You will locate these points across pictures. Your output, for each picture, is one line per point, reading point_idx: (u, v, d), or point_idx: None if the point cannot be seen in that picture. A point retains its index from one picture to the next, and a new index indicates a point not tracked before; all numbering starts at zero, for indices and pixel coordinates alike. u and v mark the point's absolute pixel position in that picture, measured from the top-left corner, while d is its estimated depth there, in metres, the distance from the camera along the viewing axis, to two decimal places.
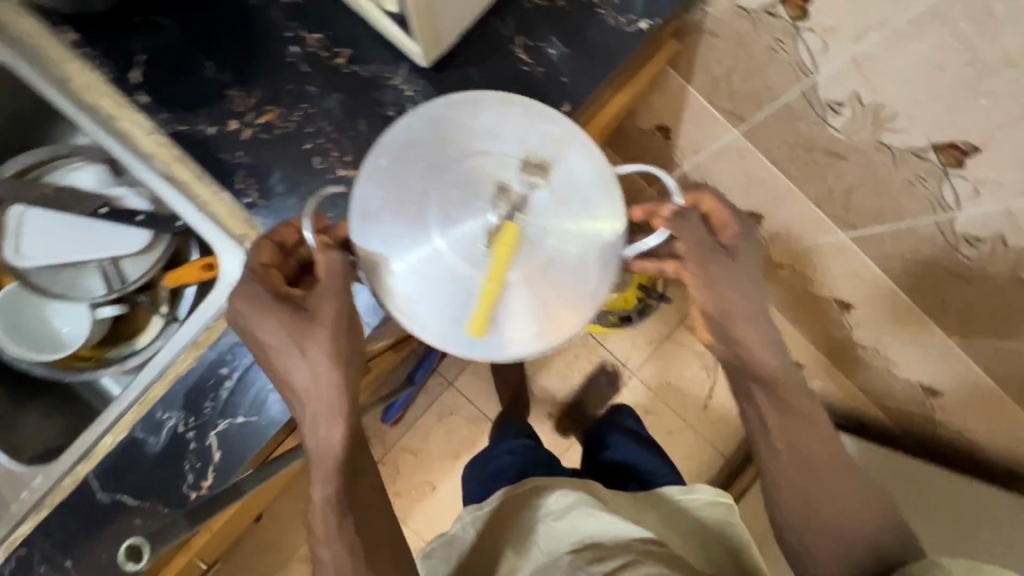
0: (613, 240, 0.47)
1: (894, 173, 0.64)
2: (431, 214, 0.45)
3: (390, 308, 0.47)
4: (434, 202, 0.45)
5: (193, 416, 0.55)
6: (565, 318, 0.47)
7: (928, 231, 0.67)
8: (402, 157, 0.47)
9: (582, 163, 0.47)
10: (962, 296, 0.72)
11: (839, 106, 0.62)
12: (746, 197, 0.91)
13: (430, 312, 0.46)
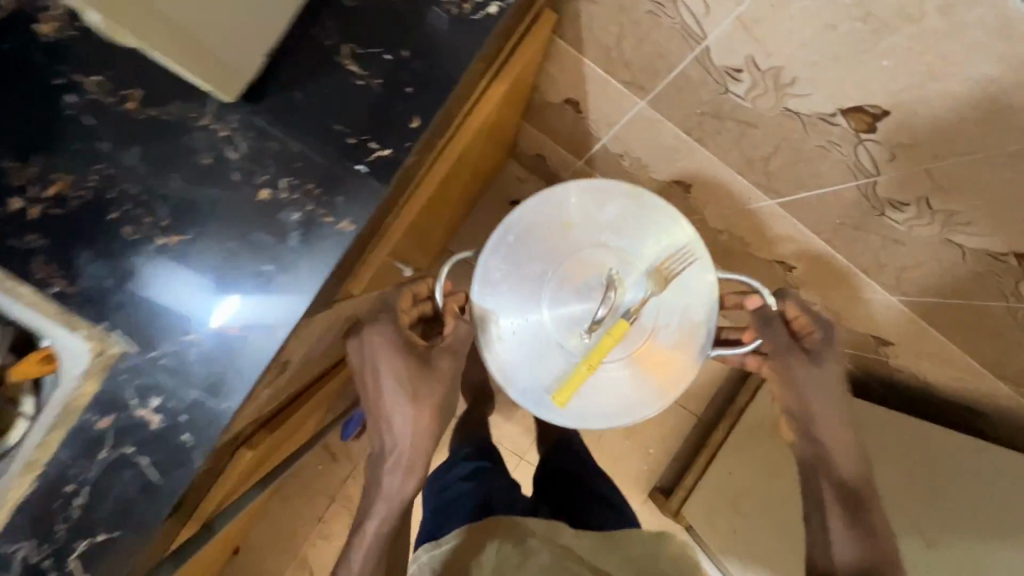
0: (698, 333, 0.73)
1: (807, 139, 0.57)
2: (545, 288, 0.73)
3: (486, 351, 0.72)
4: (551, 284, 0.73)
5: (45, 543, 0.48)
6: (649, 375, 0.73)
7: (852, 197, 0.61)
8: (525, 242, 0.73)
9: (693, 277, 0.73)
10: (895, 257, 0.66)
11: (736, 72, 0.54)
12: (670, 165, 0.85)
13: (529, 360, 0.72)
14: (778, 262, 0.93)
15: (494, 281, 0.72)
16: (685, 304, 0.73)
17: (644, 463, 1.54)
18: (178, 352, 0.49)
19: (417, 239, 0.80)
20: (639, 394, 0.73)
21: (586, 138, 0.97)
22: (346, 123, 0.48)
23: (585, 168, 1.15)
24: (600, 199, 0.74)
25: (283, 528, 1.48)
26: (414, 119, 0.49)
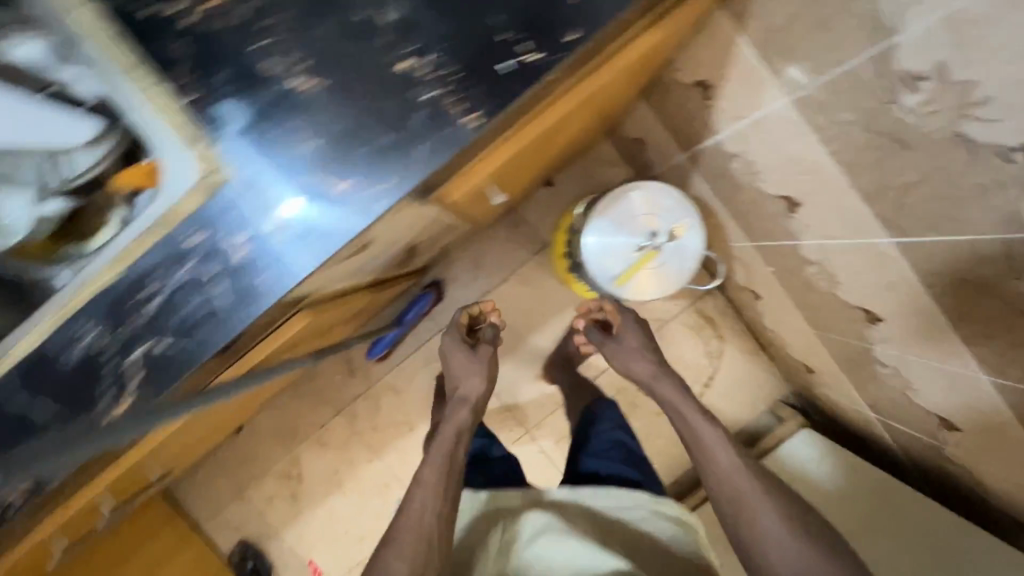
0: (690, 271, 0.97)
1: (969, 173, 0.52)
2: (618, 221, 0.96)
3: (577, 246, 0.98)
4: (621, 220, 0.96)
5: (116, 331, 0.51)
6: (657, 286, 0.97)
7: (992, 250, 0.55)
8: (617, 193, 0.97)
9: (699, 240, 0.96)
10: (1010, 333, 0.61)
11: (917, 79, 0.50)
12: (787, 179, 0.81)
13: (594, 257, 0.96)
14: (866, 310, 0.87)
15: (593, 212, 0.96)
16: (696, 263, 0.96)
17: None
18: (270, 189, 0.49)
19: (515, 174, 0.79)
20: (647, 296, 0.98)
21: (701, 129, 0.94)
22: (430, 70, 0.48)
23: (685, 163, 1.11)
24: (670, 187, 0.96)
25: (287, 426, 1.54)
26: (469, 114, 0.48)
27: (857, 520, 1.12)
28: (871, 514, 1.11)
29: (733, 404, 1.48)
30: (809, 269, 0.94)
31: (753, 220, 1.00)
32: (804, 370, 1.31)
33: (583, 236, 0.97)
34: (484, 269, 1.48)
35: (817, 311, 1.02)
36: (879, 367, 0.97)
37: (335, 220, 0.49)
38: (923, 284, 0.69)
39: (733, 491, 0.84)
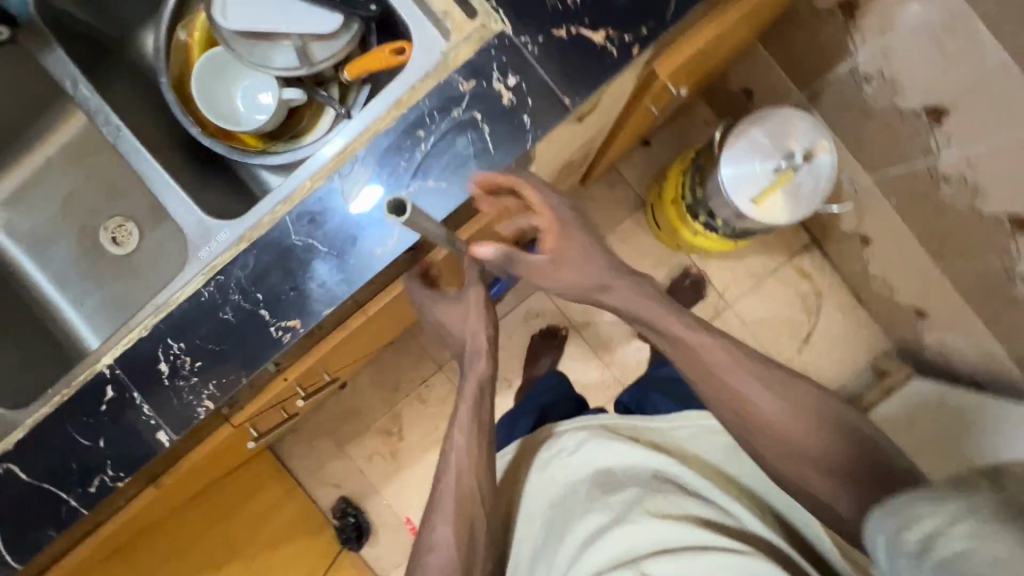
0: (823, 191, 1.02)
1: None
2: (755, 147, 1.03)
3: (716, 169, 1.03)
4: (758, 146, 1.03)
5: (388, 173, 0.57)
6: (793, 205, 1.02)
7: None
8: (753, 122, 1.04)
9: (830, 162, 1.02)
10: None
11: None
12: (934, 87, 0.89)
13: (733, 178, 1.02)
14: (1007, 218, 0.91)
15: (732, 139, 1.03)
16: (828, 184, 1.02)
17: None
18: (539, 40, 0.56)
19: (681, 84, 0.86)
20: (784, 215, 1.02)
21: (831, 59, 1.03)
22: None
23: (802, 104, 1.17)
24: (801, 115, 1.03)
25: (388, 381, 1.58)
26: None
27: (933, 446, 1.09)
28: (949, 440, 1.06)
29: (833, 361, 1.49)
30: (941, 189, 0.99)
31: (879, 148, 1.05)
32: None
33: (718, 166, 1.03)
34: None
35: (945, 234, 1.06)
36: (1018, 288, 0.98)
37: (597, 65, 0.55)
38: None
39: (783, 442, 0.69)
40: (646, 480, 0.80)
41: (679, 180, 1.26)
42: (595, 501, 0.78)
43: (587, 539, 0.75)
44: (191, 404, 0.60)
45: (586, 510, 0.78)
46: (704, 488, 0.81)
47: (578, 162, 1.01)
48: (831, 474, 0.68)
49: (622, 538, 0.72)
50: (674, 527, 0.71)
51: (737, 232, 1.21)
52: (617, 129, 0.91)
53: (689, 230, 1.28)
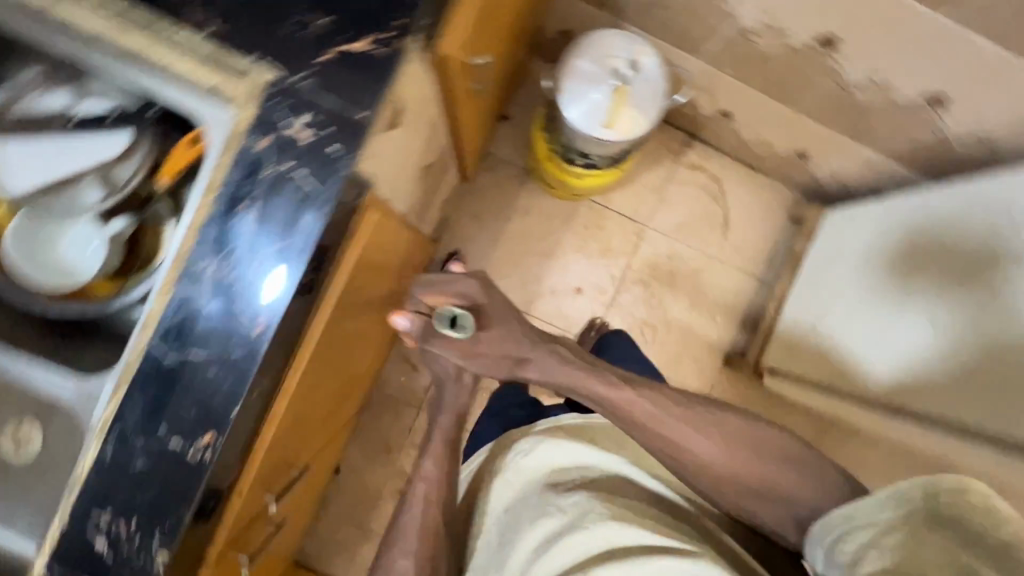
0: (662, 90, 1.07)
1: None
2: (585, 78, 1.07)
3: (562, 113, 1.07)
4: (588, 76, 1.07)
5: (229, 255, 0.57)
6: (641, 115, 1.07)
7: None
8: (574, 57, 1.08)
9: (654, 63, 1.07)
10: None
11: None
12: None
13: (580, 113, 1.06)
14: (813, 41, 0.99)
15: (563, 81, 1.07)
16: (662, 81, 1.07)
17: (713, 327, 1.59)
18: (311, 71, 0.56)
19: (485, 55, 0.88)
20: (637, 126, 1.07)
21: None
22: None
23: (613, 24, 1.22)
24: (611, 32, 1.08)
25: (377, 442, 1.55)
26: None
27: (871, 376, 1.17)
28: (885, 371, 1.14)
29: (753, 229, 1.59)
30: (754, 43, 1.07)
31: (692, 34, 1.12)
32: (796, 159, 1.41)
33: (562, 107, 1.07)
34: (485, 219, 1.57)
35: (781, 80, 1.14)
36: (860, 96, 1.07)
37: (375, 73, 0.57)
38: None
39: (736, 486, 0.76)
40: (598, 479, 0.81)
41: (544, 139, 1.31)
42: (547, 504, 0.77)
43: (539, 546, 0.73)
44: (145, 565, 0.57)
45: (535, 516, 0.76)
46: (653, 485, 0.83)
47: (436, 164, 1.03)
48: (771, 498, 0.74)
49: (572, 544, 0.71)
50: (619, 527, 0.70)
51: (615, 158, 1.26)
52: (453, 120, 0.93)
53: (575, 175, 1.32)
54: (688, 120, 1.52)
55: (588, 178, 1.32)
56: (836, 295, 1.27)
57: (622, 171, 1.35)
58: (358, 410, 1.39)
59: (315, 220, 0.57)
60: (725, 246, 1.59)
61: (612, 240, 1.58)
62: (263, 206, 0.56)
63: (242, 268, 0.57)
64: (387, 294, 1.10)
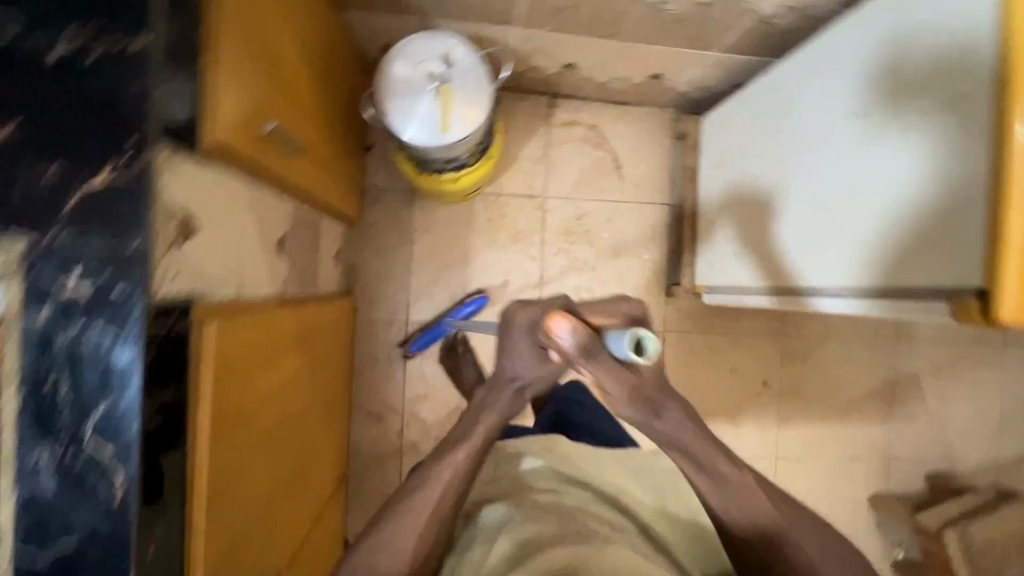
0: (484, 77, 1.06)
1: None
2: (406, 93, 1.04)
3: (398, 133, 1.05)
4: (407, 89, 1.04)
5: (57, 437, 0.53)
6: (473, 110, 1.06)
7: None
8: (387, 74, 1.04)
9: (466, 52, 1.04)
10: None
11: None
12: None
13: (413, 128, 1.05)
14: None
15: (386, 103, 1.04)
16: (480, 68, 1.05)
17: (643, 265, 1.61)
18: (60, 224, 0.52)
19: (281, 116, 0.84)
20: (474, 120, 1.06)
21: None
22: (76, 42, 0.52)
23: (422, 23, 1.18)
24: (413, 36, 1.04)
25: (373, 501, 1.54)
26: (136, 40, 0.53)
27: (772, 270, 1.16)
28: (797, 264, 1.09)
29: (646, 160, 1.59)
30: None
31: (497, 8, 1.09)
32: (654, 82, 1.41)
33: (395, 128, 1.05)
34: (389, 250, 1.54)
35: (597, 19, 1.12)
36: (673, 9, 1.06)
37: (128, 199, 0.53)
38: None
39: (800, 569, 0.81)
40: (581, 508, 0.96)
41: (402, 159, 1.28)
42: (532, 520, 0.88)
43: (519, 553, 0.83)
44: None
45: (521, 527, 0.87)
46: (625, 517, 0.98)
47: (290, 229, 1.00)
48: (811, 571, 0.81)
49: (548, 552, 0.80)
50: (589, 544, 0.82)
51: (477, 152, 1.24)
52: (282, 187, 0.90)
53: (449, 182, 1.30)
54: (543, 82, 1.50)
55: (461, 179, 1.30)
56: (762, 170, 1.18)
57: (496, 154, 1.38)
58: (337, 481, 1.38)
59: (130, 367, 0.54)
60: (626, 187, 1.60)
61: (517, 222, 1.58)
62: (72, 376, 0.53)
63: (75, 445, 0.53)
64: (306, 360, 1.07)
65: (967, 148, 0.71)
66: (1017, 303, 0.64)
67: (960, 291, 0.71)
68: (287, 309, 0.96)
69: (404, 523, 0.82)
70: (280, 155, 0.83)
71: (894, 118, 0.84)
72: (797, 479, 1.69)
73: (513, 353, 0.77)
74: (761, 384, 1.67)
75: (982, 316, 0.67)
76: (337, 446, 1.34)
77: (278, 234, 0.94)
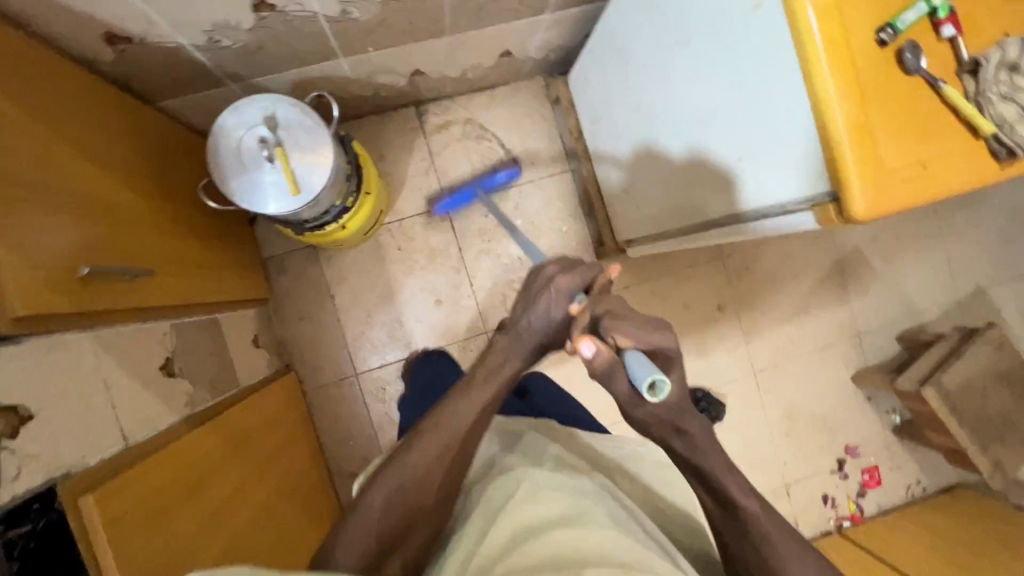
0: (317, 125, 1.01)
1: None
2: (244, 169, 0.98)
3: (252, 212, 0.99)
4: (244, 165, 0.98)
5: None
6: (319, 161, 1.01)
7: None
8: (216, 157, 0.98)
9: (288, 107, 0.99)
10: None
11: None
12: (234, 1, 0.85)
13: (265, 202, 0.99)
14: None
15: (227, 186, 0.98)
16: (309, 118, 1.00)
17: (566, 236, 1.58)
18: None
19: (106, 251, 0.79)
20: (325, 171, 1.01)
21: (185, 59, 0.96)
22: None
23: (243, 84, 1.11)
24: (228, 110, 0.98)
25: None
26: None
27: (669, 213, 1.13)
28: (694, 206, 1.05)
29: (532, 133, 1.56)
30: (356, 17, 0.98)
31: (307, 48, 1.04)
32: (506, 58, 1.37)
33: (247, 207, 0.99)
34: (312, 310, 1.49)
35: (415, 23, 1.07)
36: None
37: None
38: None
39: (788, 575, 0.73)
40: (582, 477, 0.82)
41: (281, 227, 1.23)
42: (535, 497, 0.74)
43: (517, 538, 0.68)
44: None
45: (522, 504, 0.73)
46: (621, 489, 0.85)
47: (177, 343, 0.95)
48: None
49: (552, 541, 0.67)
50: (596, 531, 0.69)
51: (351, 195, 1.20)
52: (147, 310, 0.86)
53: (335, 232, 1.25)
54: (400, 95, 1.45)
55: (346, 226, 1.25)
56: (625, 117, 1.16)
57: (374, 194, 1.30)
58: None
59: None
60: (522, 167, 1.57)
61: (428, 239, 1.54)
62: None
63: None
64: (249, 461, 1.02)
65: (764, 50, 0.68)
66: (865, 199, 0.62)
67: (812, 198, 0.70)
68: (207, 427, 0.92)
69: (421, 447, 0.73)
70: (116, 292, 0.78)
71: (697, 41, 0.81)
72: (781, 383, 1.71)
73: (534, 309, 0.79)
74: (716, 308, 1.68)
75: (837, 216, 0.66)
76: (306, 499, 1.24)
77: (160, 356, 0.90)
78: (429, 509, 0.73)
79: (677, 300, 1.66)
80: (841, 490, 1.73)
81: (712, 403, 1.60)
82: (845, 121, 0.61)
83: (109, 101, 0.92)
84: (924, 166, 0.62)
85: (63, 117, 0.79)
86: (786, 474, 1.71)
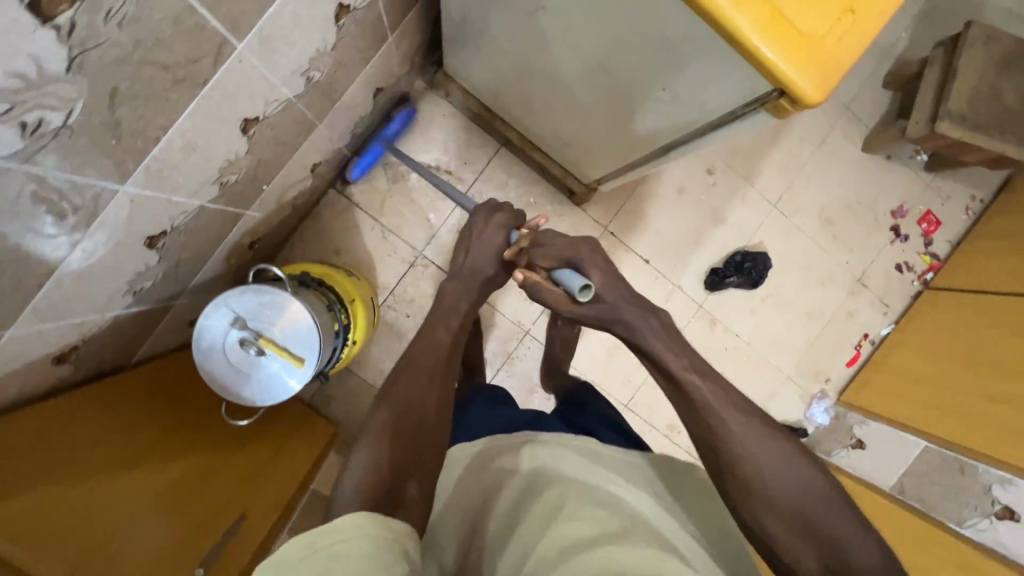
0: (273, 293, 0.98)
1: None
2: (250, 372, 0.98)
3: (282, 399, 0.99)
4: (246, 370, 0.98)
5: None
6: (296, 319, 0.98)
7: (82, 143, 0.57)
8: (221, 379, 0.98)
9: (243, 296, 0.98)
10: (163, 77, 0.59)
11: None
12: (132, 255, 0.82)
13: (285, 384, 0.99)
14: (246, 133, 0.85)
15: (247, 396, 0.98)
16: (264, 294, 0.98)
17: (538, 206, 1.54)
18: None
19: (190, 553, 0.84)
20: (309, 324, 0.98)
21: (129, 318, 0.95)
22: None
23: (188, 291, 1.09)
24: (198, 335, 0.98)
25: None
26: None
27: (622, 145, 1.08)
28: (637, 134, 0.98)
29: (447, 137, 1.50)
30: (235, 178, 0.93)
31: (213, 230, 1.00)
32: (381, 92, 1.29)
33: (274, 400, 0.99)
34: None
35: (287, 140, 1.00)
36: (323, 75, 0.94)
37: None
38: (163, 135, 0.67)
39: None
40: (633, 491, 0.73)
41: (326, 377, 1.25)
42: (579, 512, 0.64)
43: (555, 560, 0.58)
44: None
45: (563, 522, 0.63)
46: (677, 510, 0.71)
47: None
48: None
49: (603, 555, 0.57)
50: (642, 551, 0.58)
51: (344, 316, 1.18)
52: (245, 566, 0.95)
53: (353, 348, 1.26)
54: (317, 188, 1.40)
55: (356, 339, 1.25)
56: (528, 80, 1.09)
57: (359, 296, 1.28)
58: None
59: None
60: (460, 172, 1.51)
61: (426, 291, 1.52)
62: None
63: None
64: None
65: None
66: (810, 81, 0.57)
67: (759, 97, 0.66)
68: None
69: (409, 380, 0.82)
70: None
71: None
72: (803, 198, 1.68)
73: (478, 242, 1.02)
74: (706, 170, 1.63)
75: (792, 105, 0.62)
76: None
77: None
78: (433, 427, 0.77)
79: (668, 190, 1.61)
80: (909, 251, 1.72)
81: (754, 257, 1.64)
82: (748, 20, 0.55)
83: (94, 397, 0.90)
84: (851, 13, 0.56)
85: (93, 438, 0.82)
86: (853, 270, 1.71)
